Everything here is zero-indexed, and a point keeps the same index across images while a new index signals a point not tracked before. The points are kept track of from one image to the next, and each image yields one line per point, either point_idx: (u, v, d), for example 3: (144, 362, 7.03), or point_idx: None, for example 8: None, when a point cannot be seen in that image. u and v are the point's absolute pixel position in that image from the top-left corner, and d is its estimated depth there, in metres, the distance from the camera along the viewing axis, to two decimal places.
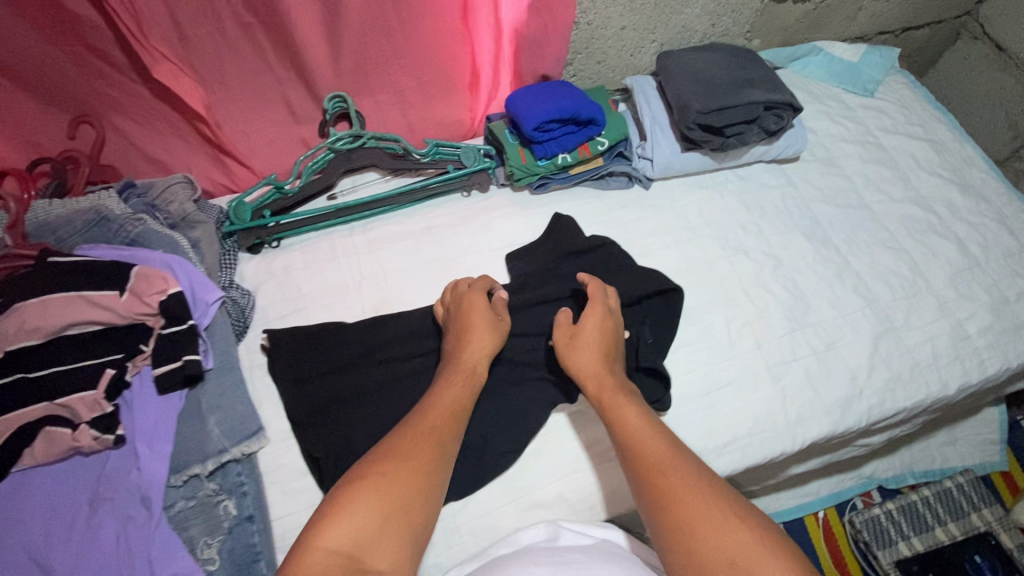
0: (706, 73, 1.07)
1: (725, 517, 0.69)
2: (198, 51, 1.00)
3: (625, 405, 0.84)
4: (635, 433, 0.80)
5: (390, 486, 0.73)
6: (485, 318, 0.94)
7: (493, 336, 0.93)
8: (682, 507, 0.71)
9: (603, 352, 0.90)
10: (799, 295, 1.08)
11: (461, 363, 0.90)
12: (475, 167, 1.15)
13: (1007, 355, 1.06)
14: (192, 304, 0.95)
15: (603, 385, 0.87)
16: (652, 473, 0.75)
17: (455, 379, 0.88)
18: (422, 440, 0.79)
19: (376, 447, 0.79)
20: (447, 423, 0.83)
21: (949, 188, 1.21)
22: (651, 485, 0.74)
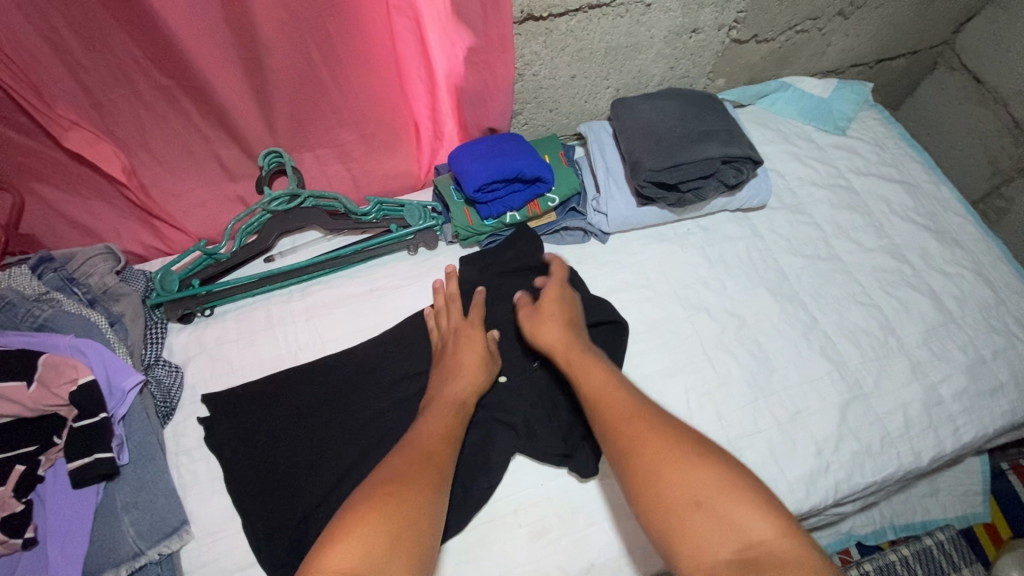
0: (658, 126, 1.01)
1: (716, 480, 0.66)
2: (115, 116, 0.94)
3: (589, 370, 0.84)
4: (605, 398, 0.79)
5: (396, 507, 0.68)
6: (478, 352, 0.92)
7: (483, 375, 0.91)
8: (664, 472, 0.68)
9: (566, 320, 0.92)
10: (763, 358, 1.02)
11: (450, 399, 0.87)
12: (420, 226, 1.08)
13: (983, 420, 1.00)
14: (106, 393, 0.88)
15: (570, 352, 0.87)
16: (631, 446, 0.72)
17: (442, 412, 0.85)
18: (423, 464, 0.75)
19: (371, 477, 0.73)
20: (443, 449, 0.79)
21: (924, 236, 1.15)
22: (628, 453, 0.72)
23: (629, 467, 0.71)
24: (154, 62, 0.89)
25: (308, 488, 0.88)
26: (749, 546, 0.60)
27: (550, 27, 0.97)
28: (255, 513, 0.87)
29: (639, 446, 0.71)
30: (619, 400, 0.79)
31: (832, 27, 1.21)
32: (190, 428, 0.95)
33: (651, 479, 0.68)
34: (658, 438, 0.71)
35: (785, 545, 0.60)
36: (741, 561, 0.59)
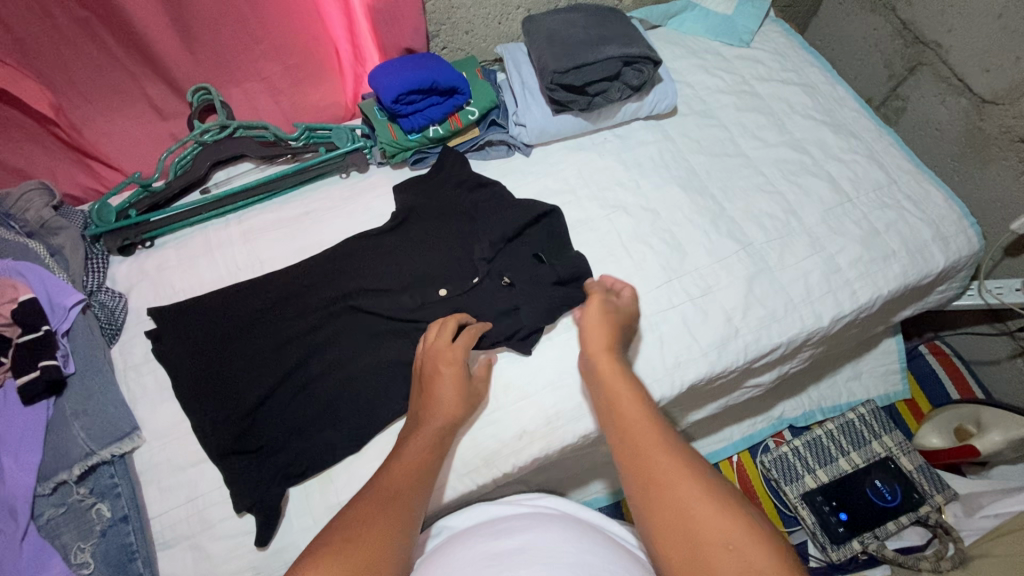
0: (563, 33, 1.09)
1: (735, 524, 0.64)
2: (36, 51, 0.96)
3: (628, 395, 0.81)
4: (636, 420, 0.77)
5: (358, 554, 0.65)
6: (459, 389, 0.88)
7: (462, 409, 0.87)
8: (689, 508, 0.66)
9: (614, 341, 0.90)
10: (676, 244, 1.10)
11: (428, 433, 0.84)
12: (348, 148, 1.14)
13: (877, 283, 1.10)
14: (50, 311, 0.93)
15: (614, 376, 0.85)
16: (654, 475, 0.70)
17: (415, 451, 0.81)
18: (391, 507, 0.72)
19: (342, 514, 0.71)
20: (412, 474, 0.78)
21: (822, 129, 1.24)
22: (650, 482, 0.70)
23: (651, 496, 0.69)
24: None
25: (249, 384, 0.94)
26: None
27: None
28: (205, 409, 0.92)
29: (665, 478, 0.69)
30: (649, 426, 0.76)
31: None
32: (136, 346, 1.00)
33: (675, 510, 0.67)
34: (682, 468, 0.70)
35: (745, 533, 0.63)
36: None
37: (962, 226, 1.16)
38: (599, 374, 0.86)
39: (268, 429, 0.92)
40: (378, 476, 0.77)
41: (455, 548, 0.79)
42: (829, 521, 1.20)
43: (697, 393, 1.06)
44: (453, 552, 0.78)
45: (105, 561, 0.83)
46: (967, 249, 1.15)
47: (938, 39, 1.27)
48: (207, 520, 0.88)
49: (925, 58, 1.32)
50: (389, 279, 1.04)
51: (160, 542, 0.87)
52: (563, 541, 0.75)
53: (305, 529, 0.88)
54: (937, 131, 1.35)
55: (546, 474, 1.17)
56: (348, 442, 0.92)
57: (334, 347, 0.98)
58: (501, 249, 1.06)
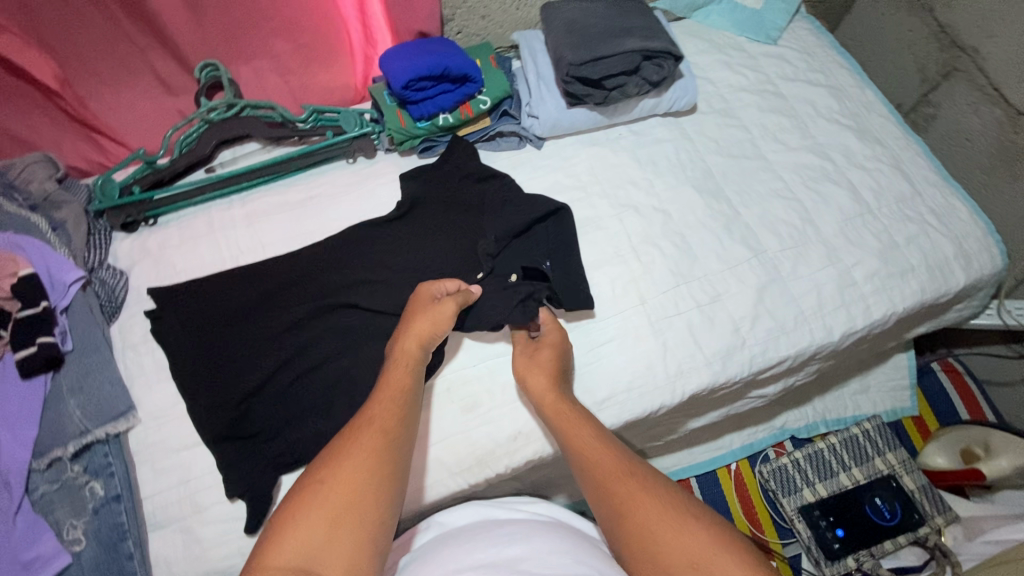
0: (582, 23, 1.05)
1: (702, 545, 0.67)
2: (42, 20, 0.94)
3: (577, 428, 0.82)
4: (595, 455, 0.79)
5: (332, 496, 0.69)
6: (432, 314, 0.85)
7: (433, 327, 0.84)
8: (657, 534, 0.69)
9: (558, 372, 0.89)
10: (686, 249, 1.07)
11: (402, 355, 0.83)
12: (356, 132, 1.12)
13: (893, 300, 1.06)
14: (49, 287, 0.92)
15: (567, 409, 0.84)
16: (618, 505, 0.73)
17: (394, 374, 0.81)
18: (364, 436, 0.74)
19: (320, 455, 0.75)
20: (389, 415, 0.76)
21: (846, 134, 1.19)
22: (616, 512, 0.73)
23: (616, 522, 0.72)
24: None
25: (244, 367, 0.93)
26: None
27: None
28: (200, 393, 0.92)
29: (629, 508, 0.72)
30: (608, 460, 0.78)
31: None
32: (136, 324, 0.99)
33: (641, 538, 0.70)
34: (645, 495, 0.73)
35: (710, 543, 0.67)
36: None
37: (986, 244, 1.12)
38: (546, 411, 0.85)
39: (263, 415, 0.91)
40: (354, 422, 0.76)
41: (446, 552, 0.79)
42: (824, 536, 1.18)
43: (698, 402, 1.04)
44: (445, 555, 0.78)
45: (97, 538, 0.84)
46: (990, 268, 1.11)
47: (976, 45, 1.21)
48: (199, 504, 0.88)
49: (961, 64, 1.26)
50: (391, 269, 1.02)
51: (150, 522, 0.87)
52: (555, 554, 0.74)
53: None
54: (967, 141, 1.29)
55: (539, 473, 1.16)
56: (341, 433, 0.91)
57: (333, 338, 0.97)
58: (511, 243, 1.04)
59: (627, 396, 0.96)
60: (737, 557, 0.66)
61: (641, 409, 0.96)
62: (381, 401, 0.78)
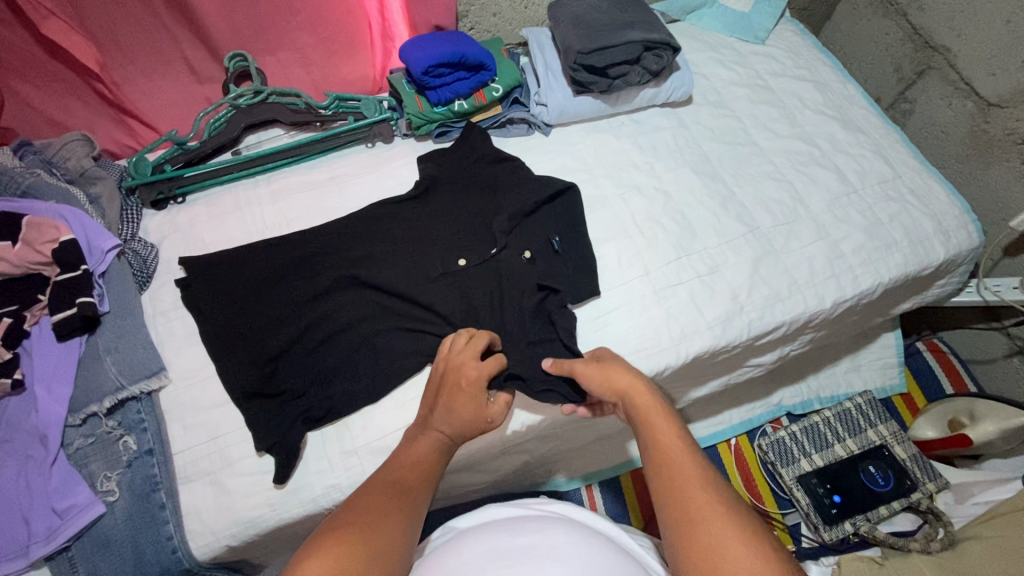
0: (587, 17, 1.14)
1: (772, 573, 0.62)
2: (87, 8, 1.01)
3: (654, 427, 0.79)
4: (672, 455, 0.76)
5: (369, 536, 0.67)
6: (474, 401, 0.85)
7: (473, 428, 0.84)
8: (721, 545, 0.66)
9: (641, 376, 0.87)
10: (686, 225, 1.14)
11: (432, 430, 0.84)
12: (375, 118, 1.19)
13: (879, 271, 1.13)
14: (87, 253, 0.97)
15: (647, 399, 0.83)
16: (687, 513, 0.69)
17: (419, 442, 0.84)
18: (389, 495, 0.74)
19: (353, 496, 0.74)
20: (417, 478, 0.78)
21: (831, 123, 1.29)
22: (680, 523, 0.69)
23: (680, 532, 0.68)
24: None
25: (272, 331, 0.98)
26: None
27: None
28: (231, 354, 0.96)
29: (698, 522, 0.68)
30: (686, 465, 0.74)
31: None
32: (166, 293, 1.04)
33: (706, 551, 0.66)
34: (714, 510, 0.69)
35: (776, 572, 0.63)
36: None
37: (963, 222, 1.20)
38: (628, 404, 0.84)
39: (290, 376, 0.95)
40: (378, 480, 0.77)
41: (464, 545, 0.81)
42: (822, 501, 1.24)
43: (699, 367, 1.10)
44: (463, 548, 0.80)
45: (130, 489, 0.87)
46: (967, 244, 1.19)
47: (947, 43, 1.32)
48: (228, 458, 0.91)
49: (934, 62, 1.37)
50: (410, 243, 1.09)
51: (180, 477, 0.90)
52: (572, 544, 0.78)
53: (321, 471, 0.92)
54: (943, 133, 1.39)
55: (549, 443, 1.21)
56: (366, 391, 0.96)
57: (355, 304, 1.02)
58: (524, 221, 1.11)
59: (635, 357, 1.02)
60: None
61: (648, 370, 1.02)
62: (408, 466, 0.79)
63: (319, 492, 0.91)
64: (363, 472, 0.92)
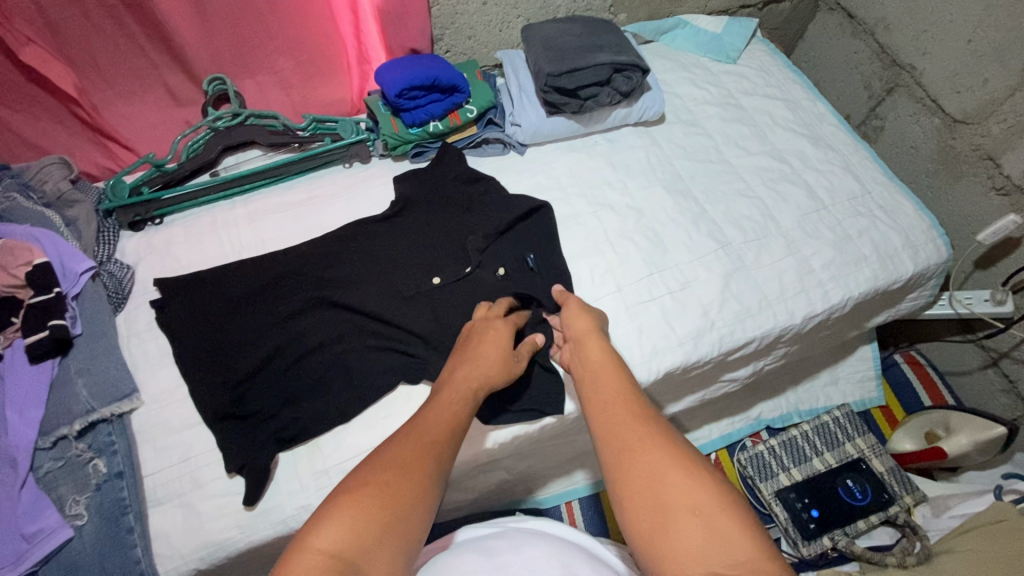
0: (558, 40, 1.16)
1: (699, 490, 0.64)
2: (66, 35, 1.03)
3: (602, 372, 0.84)
4: (616, 396, 0.79)
5: (392, 494, 0.66)
6: (499, 349, 0.92)
7: (500, 376, 0.89)
8: (652, 466, 0.68)
9: (598, 331, 0.93)
10: (658, 242, 1.16)
11: (461, 382, 0.85)
12: (352, 139, 1.21)
13: (849, 286, 1.15)
14: (61, 275, 0.98)
15: (596, 350, 0.89)
16: (626, 444, 0.71)
17: (448, 395, 0.84)
18: (421, 443, 0.74)
19: (374, 452, 0.72)
20: (448, 426, 0.79)
21: (801, 141, 1.31)
22: (613, 449, 0.72)
23: (613, 457, 0.71)
24: None
25: (244, 351, 0.98)
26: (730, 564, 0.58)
27: None
28: (204, 376, 0.96)
29: (635, 451, 0.70)
30: (626, 403, 0.77)
31: None
32: (141, 314, 1.04)
33: (642, 475, 0.67)
34: (652, 441, 0.70)
35: (702, 487, 0.65)
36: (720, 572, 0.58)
37: (931, 236, 1.22)
38: (580, 357, 0.89)
39: (261, 396, 0.96)
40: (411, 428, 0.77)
41: (444, 559, 0.81)
42: (800, 516, 1.24)
43: (672, 382, 1.11)
44: (443, 563, 0.80)
45: (98, 512, 0.87)
46: (936, 258, 1.21)
47: (913, 62, 1.35)
48: (198, 480, 0.91)
49: (901, 80, 1.40)
50: (384, 262, 1.10)
51: (150, 499, 0.90)
52: (550, 557, 0.78)
53: (291, 492, 0.92)
54: (912, 148, 1.42)
55: (526, 460, 1.21)
56: (338, 410, 0.96)
57: (329, 324, 1.03)
58: (499, 240, 1.12)
59: None
60: (729, 506, 0.63)
61: None
62: (439, 412, 0.80)
63: (289, 514, 0.91)
64: None
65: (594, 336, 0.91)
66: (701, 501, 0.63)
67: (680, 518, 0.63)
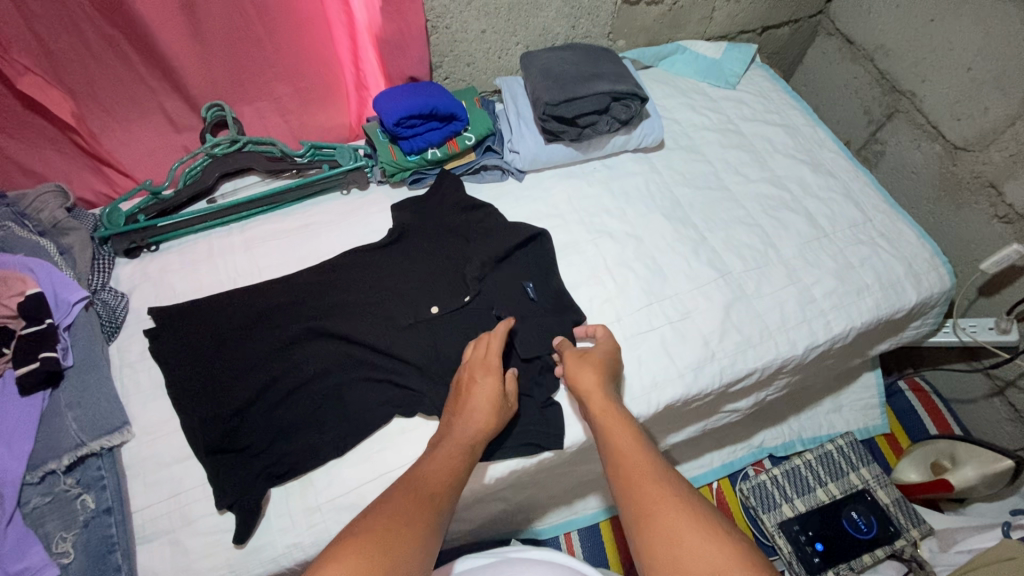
0: (557, 69, 1.17)
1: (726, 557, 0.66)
2: (65, 64, 1.03)
3: (615, 427, 0.84)
4: (631, 453, 0.80)
5: (396, 537, 0.68)
6: (491, 400, 0.89)
7: (490, 428, 0.87)
8: (677, 533, 0.69)
9: (606, 376, 0.92)
10: (658, 270, 1.15)
11: (456, 438, 0.85)
12: (350, 165, 1.21)
13: (851, 316, 1.13)
14: (54, 306, 0.97)
15: (607, 403, 0.88)
16: (647, 508, 0.73)
17: (449, 443, 0.84)
18: (420, 494, 0.75)
19: (382, 498, 0.75)
20: (448, 480, 0.79)
21: (801, 167, 1.31)
22: (639, 516, 0.73)
23: (638, 522, 0.72)
24: (101, 12, 1.00)
25: (237, 383, 0.97)
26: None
27: None
28: (196, 408, 0.95)
29: (656, 514, 0.71)
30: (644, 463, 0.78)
31: None
32: (134, 343, 1.03)
33: (665, 542, 0.69)
34: (673, 506, 0.72)
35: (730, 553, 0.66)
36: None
37: (934, 265, 1.20)
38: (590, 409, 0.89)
39: (254, 429, 0.94)
40: (408, 481, 0.78)
41: None
42: (804, 550, 1.21)
43: (672, 414, 1.09)
44: None
45: (85, 550, 0.84)
46: (939, 286, 1.19)
47: (913, 89, 1.35)
48: (188, 516, 0.90)
49: (901, 105, 1.39)
50: (381, 291, 1.09)
51: (139, 536, 0.88)
52: None
53: (283, 529, 0.90)
54: (913, 174, 1.41)
55: (525, 491, 1.19)
56: (332, 444, 0.94)
57: (324, 355, 1.01)
58: (495, 268, 1.11)
59: None
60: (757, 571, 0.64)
61: None
62: (437, 466, 0.81)
63: (280, 552, 0.89)
64: (326, 530, 0.91)
65: (603, 385, 0.91)
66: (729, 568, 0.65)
67: None
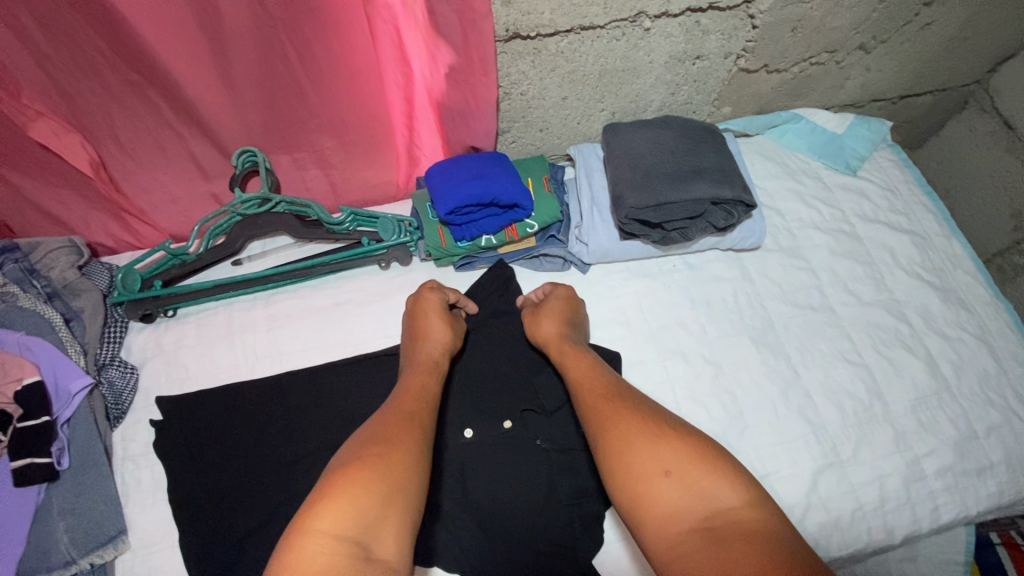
0: (648, 158, 0.97)
1: (676, 452, 0.67)
2: (84, 109, 0.89)
3: (576, 358, 0.87)
4: (585, 378, 0.82)
5: (388, 471, 0.67)
6: (439, 313, 0.92)
7: (452, 335, 0.91)
8: (628, 437, 0.70)
9: (563, 319, 0.93)
10: (737, 413, 0.96)
11: (424, 361, 0.87)
12: (393, 242, 1.04)
13: (965, 501, 0.93)
14: (53, 395, 0.88)
15: (556, 333, 0.90)
16: (598, 418, 0.75)
17: (413, 379, 0.84)
18: (397, 426, 0.74)
19: (352, 443, 0.72)
20: (421, 409, 0.78)
21: (927, 293, 1.08)
22: (596, 423, 0.74)
23: (596, 428, 0.74)
24: (121, 55, 0.84)
25: (246, 501, 0.87)
26: (713, 513, 0.62)
27: (538, 47, 0.91)
28: (203, 528, 0.85)
29: (609, 418, 0.74)
30: (597, 382, 0.81)
31: (851, 60, 1.10)
32: (139, 433, 0.94)
33: (618, 446, 0.70)
34: (622, 410, 0.74)
35: (679, 446, 0.68)
36: (703, 526, 0.61)
37: None
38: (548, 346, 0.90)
39: (254, 562, 0.83)
40: (384, 414, 0.77)
41: None
42: None
43: None
44: None
45: None
46: None
47: None
48: None
49: None
50: None
51: None
52: None
53: None
54: None
55: None
56: None
57: None
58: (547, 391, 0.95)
59: None
60: (714, 468, 0.65)
61: None
62: (407, 398, 0.79)
63: None
64: None
65: (560, 323, 0.92)
66: (690, 460, 0.66)
67: (663, 488, 0.65)
